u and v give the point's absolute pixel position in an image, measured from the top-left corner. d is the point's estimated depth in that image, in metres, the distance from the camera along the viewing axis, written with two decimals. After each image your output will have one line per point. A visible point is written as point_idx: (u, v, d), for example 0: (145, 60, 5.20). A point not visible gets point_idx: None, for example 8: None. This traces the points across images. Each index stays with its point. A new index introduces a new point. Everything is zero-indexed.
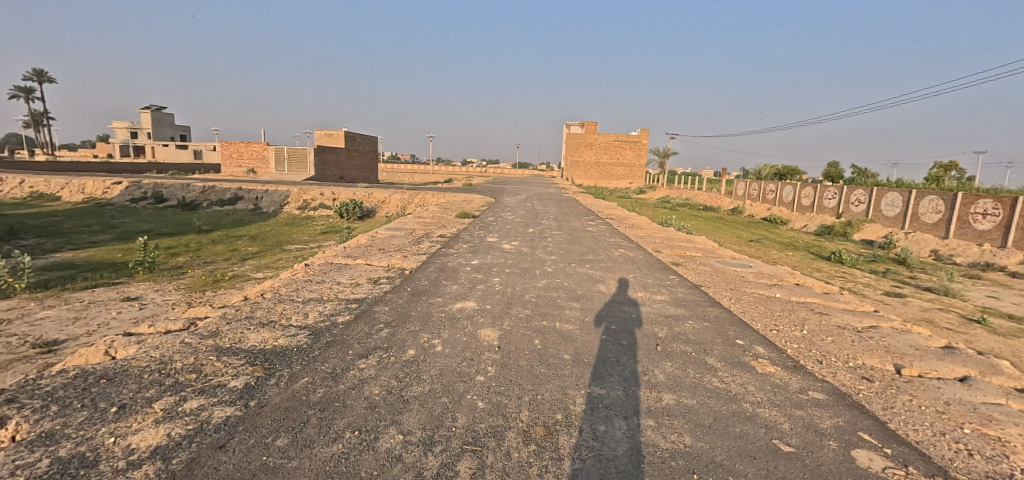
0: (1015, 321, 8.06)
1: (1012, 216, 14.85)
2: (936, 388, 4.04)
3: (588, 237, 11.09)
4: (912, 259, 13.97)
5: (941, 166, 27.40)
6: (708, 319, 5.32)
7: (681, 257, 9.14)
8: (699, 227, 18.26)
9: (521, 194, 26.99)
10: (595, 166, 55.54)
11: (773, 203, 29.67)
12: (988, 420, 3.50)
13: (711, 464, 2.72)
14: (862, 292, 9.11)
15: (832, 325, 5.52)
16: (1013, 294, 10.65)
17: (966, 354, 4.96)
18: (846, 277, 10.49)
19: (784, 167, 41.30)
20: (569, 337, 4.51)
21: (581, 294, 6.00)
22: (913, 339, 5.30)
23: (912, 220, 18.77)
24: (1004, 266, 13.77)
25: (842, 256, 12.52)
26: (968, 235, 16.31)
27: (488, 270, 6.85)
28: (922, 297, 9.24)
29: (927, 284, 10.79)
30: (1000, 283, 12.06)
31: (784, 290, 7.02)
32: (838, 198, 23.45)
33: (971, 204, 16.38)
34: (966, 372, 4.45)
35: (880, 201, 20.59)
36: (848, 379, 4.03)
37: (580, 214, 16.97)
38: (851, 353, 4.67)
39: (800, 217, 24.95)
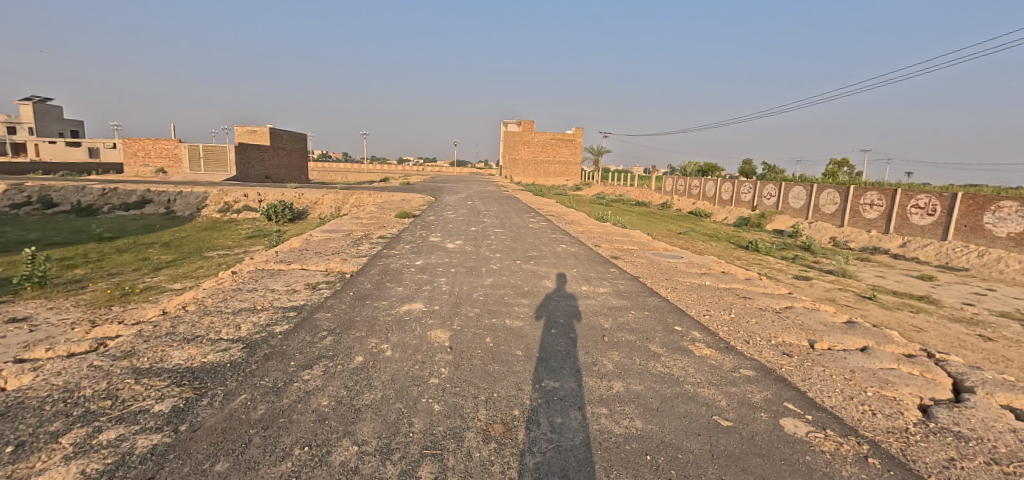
0: (900, 298, 9.34)
1: (893, 206, 17.28)
2: (843, 358, 4.56)
3: (531, 233, 11.26)
4: (815, 245, 15.60)
5: (836, 163, 30.97)
6: (648, 308, 5.61)
7: (619, 251, 9.55)
8: (631, 221, 19.17)
9: (461, 192, 26.73)
10: (533, 164, 56.35)
11: (696, 198, 31.83)
12: (885, 383, 4.01)
13: (662, 443, 2.85)
14: (778, 277, 10.07)
15: (755, 307, 6.04)
16: (895, 274, 12.29)
17: (864, 327, 5.66)
18: (763, 264, 11.54)
19: (706, 164, 44.61)
20: (519, 333, 4.54)
21: (527, 290, 6.07)
22: (822, 316, 5.95)
23: (813, 212, 21.05)
24: (891, 250, 16.09)
25: (759, 245, 13.74)
26: (859, 223, 18.61)
27: (433, 271, 6.71)
28: (825, 279, 10.40)
29: (828, 267, 12.15)
30: (884, 264, 13.85)
31: (713, 278, 7.55)
32: (752, 192, 25.71)
33: (858, 196, 18.68)
34: (865, 343, 5.07)
35: (787, 195, 22.84)
36: (772, 356, 4.42)
37: (521, 211, 17.17)
38: (773, 332, 5.14)
39: (720, 211, 27.06)
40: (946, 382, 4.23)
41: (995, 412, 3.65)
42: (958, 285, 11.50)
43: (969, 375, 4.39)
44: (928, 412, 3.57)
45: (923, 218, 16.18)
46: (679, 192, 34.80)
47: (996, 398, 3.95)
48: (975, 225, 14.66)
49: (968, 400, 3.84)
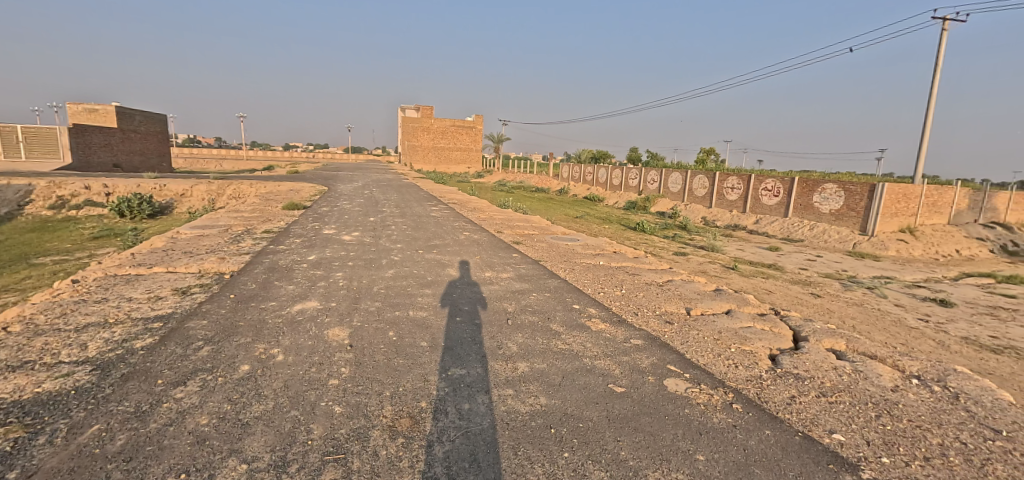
0: (756, 267, 10.87)
1: (749, 189, 19.94)
2: (713, 321, 5.20)
3: (433, 222, 11.07)
4: (690, 224, 17.47)
5: (705, 152, 34.87)
6: (548, 290, 5.84)
7: (521, 236, 9.80)
8: (531, 207, 19.75)
9: (357, 181, 25.28)
10: (433, 150, 55.13)
11: (590, 184, 33.77)
12: (745, 340, 4.67)
13: (565, 415, 3.01)
14: (661, 253, 11.13)
15: (642, 282, 6.62)
16: (751, 247, 14.26)
17: (728, 293, 6.50)
18: (649, 243, 12.67)
19: (599, 151, 47.49)
20: (423, 324, 4.45)
21: (430, 279, 5.97)
22: (696, 286, 6.72)
23: (688, 194, 23.54)
24: (748, 227, 18.62)
25: (644, 226, 15.04)
26: (723, 203, 21.23)
27: (328, 265, 6.29)
28: (699, 254, 11.73)
29: (701, 243, 13.71)
30: (743, 239, 16.00)
31: (606, 258, 8.09)
32: (638, 178, 27.95)
33: (723, 181, 21.25)
34: (730, 307, 5.84)
35: (667, 180, 25.22)
36: (657, 325, 4.87)
37: (422, 200, 16.77)
38: (656, 303, 5.69)
39: (611, 195, 29.03)
40: (787, 333, 5.05)
41: (823, 355, 4.44)
42: (797, 254, 13.71)
43: (805, 326, 5.29)
44: (776, 360, 4.23)
45: (771, 198, 18.96)
46: (575, 178, 36.63)
47: (824, 343, 4.81)
48: (808, 204, 17.54)
49: (804, 347, 4.62)
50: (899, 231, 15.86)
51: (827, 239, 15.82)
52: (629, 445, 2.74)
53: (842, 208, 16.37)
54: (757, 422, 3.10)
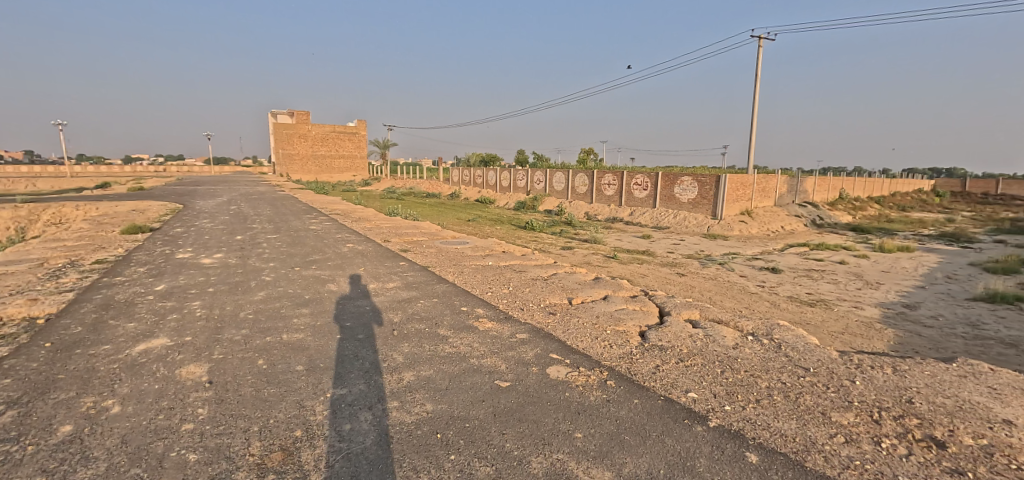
0: (632, 254, 11.96)
1: (622, 184, 21.85)
2: (592, 307, 5.61)
3: (313, 236, 10.32)
4: (574, 220, 18.62)
5: (584, 151, 37.41)
6: (436, 295, 5.80)
7: (409, 243, 9.58)
8: (423, 213, 19.45)
9: (222, 196, 22.59)
10: (312, 159, 51.34)
11: (480, 187, 34.20)
12: (620, 321, 5.12)
13: (452, 419, 3.01)
14: (549, 249, 11.69)
15: (528, 278, 6.89)
16: (628, 236, 15.65)
17: (605, 280, 7.06)
18: (538, 240, 13.25)
19: (487, 155, 48.39)
20: (299, 346, 4.13)
21: (308, 298, 5.56)
22: (577, 277, 7.18)
23: (571, 192, 25.06)
24: (624, 218, 20.39)
25: (533, 225, 15.70)
26: (601, 198, 23.00)
27: (182, 295, 5.52)
28: (584, 247, 12.56)
29: (585, 237, 14.70)
30: (620, 230, 17.48)
31: (496, 258, 8.28)
32: (525, 179, 29.04)
33: (600, 178, 22.97)
34: (606, 292, 6.35)
35: (551, 179, 26.58)
36: (541, 317, 5.10)
37: (300, 213, 15.54)
38: (542, 296, 5.96)
39: (502, 197, 29.75)
40: (654, 310, 5.65)
41: (682, 325, 5.05)
42: (665, 240, 15.34)
43: (668, 302, 5.96)
44: (644, 335, 4.71)
45: (641, 192, 21.01)
46: (466, 182, 36.86)
47: (683, 315, 5.47)
48: (670, 195, 19.77)
49: (667, 321, 5.21)
50: (740, 214, 18.63)
51: (688, 225, 17.97)
52: (514, 436, 2.84)
53: (697, 197, 18.74)
54: (627, 394, 3.42)
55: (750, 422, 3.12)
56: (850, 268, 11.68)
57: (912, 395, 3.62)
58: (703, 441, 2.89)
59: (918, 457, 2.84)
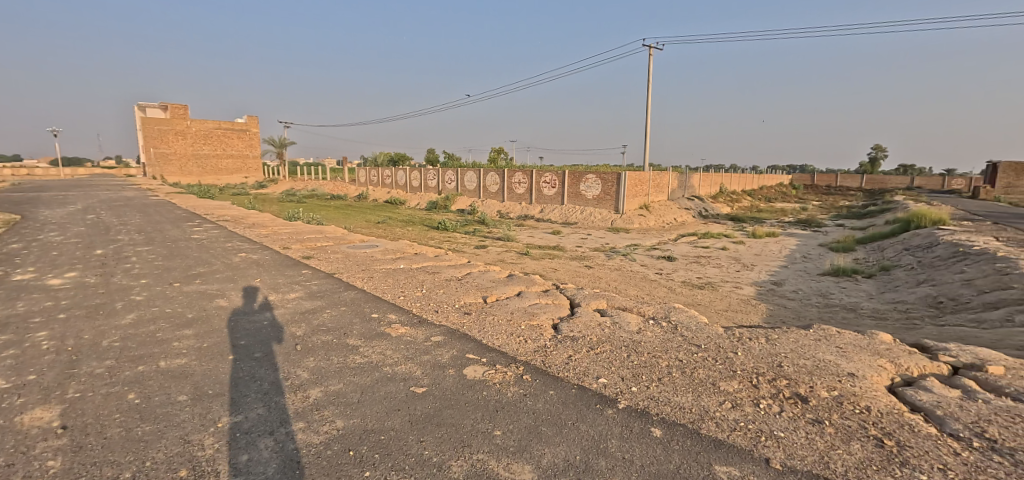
0: (543, 250, 12.32)
1: (531, 182, 22.41)
2: (506, 304, 5.67)
3: (197, 246, 9.21)
4: (487, 218, 18.74)
5: (494, 150, 37.81)
6: (344, 303, 5.47)
7: (312, 249, 8.95)
8: (327, 216, 18.31)
9: (78, 203, 19.28)
10: (194, 159, 45.92)
11: (390, 187, 33.04)
12: (533, 315, 5.23)
13: (366, 433, 2.85)
14: (462, 249, 11.63)
15: (442, 279, 6.78)
16: (539, 233, 16.10)
17: (518, 276, 7.18)
18: (451, 240, 13.13)
19: (396, 155, 46.91)
20: (182, 373, 3.65)
21: (193, 317, 4.94)
22: (491, 275, 7.22)
23: (482, 191, 25.13)
24: (534, 215, 20.93)
25: (446, 225, 15.54)
26: (512, 196, 23.38)
27: (23, 325, 4.60)
28: (497, 245, 12.70)
29: (498, 235, 14.87)
30: (532, 226, 17.93)
31: (407, 260, 8.04)
32: (436, 179, 28.59)
33: (510, 177, 23.33)
34: (520, 288, 6.46)
35: (462, 178, 26.48)
36: (456, 318, 5.04)
37: (180, 220, 13.79)
38: (456, 296, 5.90)
39: (412, 197, 29.02)
40: (565, 302, 5.86)
41: (592, 315, 5.31)
42: (573, 235, 16.01)
43: (578, 294, 6.22)
44: (557, 328, 4.87)
45: (549, 189, 21.72)
46: (374, 182, 35.41)
47: (592, 305, 5.74)
48: (576, 192, 20.69)
49: (577, 312, 5.44)
50: (639, 208, 20.06)
51: (594, 220, 18.96)
52: (432, 442, 2.77)
53: (601, 193, 19.84)
54: (543, 386, 3.50)
55: (653, 399, 3.36)
56: (731, 253, 13.13)
57: (781, 359, 4.15)
58: (614, 423, 3.05)
59: (788, 412, 3.26)
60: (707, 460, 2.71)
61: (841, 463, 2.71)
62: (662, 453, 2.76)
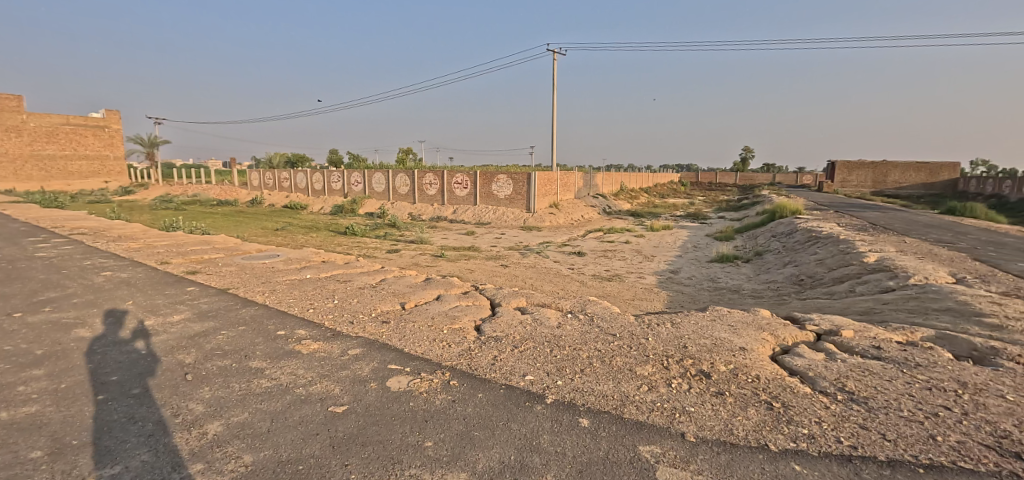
0: (458, 251, 12.18)
1: (442, 183, 22.08)
2: (426, 309, 5.48)
3: (44, 266, 7.68)
4: (398, 221, 18.11)
5: (402, 151, 36.69)
6: (242, 322, 4.89)
7: (198, 263, 7.92)
8: (214, 225, 16.40)
9: None
10: (34, 161, 38.57)
11: (287, 191, 30.55)
12: (455, 319, 5.11)
13: (280, 465, 2.55)
14: (374, 254, 11.10)
15: (354, 287, 6.37)
16: (453, 234, 15.91)
17: (436, 280, 6.98)
18: (361, 245, 12.46)
19: (292, 156, 43.56)
20: (33, 424, 2.98)
21: (43, 353, 4.08)
22: (407, 279, 6.94)
23: (391, 193, 24.24)
24: (447, 217, 20.64)
25: (354, 229, 14.73)
26: (423, 198, 22.86)
27: None
28: (411, 248, 12.31)
29: (411, 238, 14.44)
30: (445, 228, 17.67)
31: (313, 269, 7.45)
32: (340, 181, 27.00)
33: (420, 177, 22.75)
34: (439, 292, 6.28)
35: (369, 180, 25.31)
36: (374, 328, 4.74)
37: (18, 235, 11.42)
38: (371, 305, 5.56)
39: (314, 201, 27.13)
40: (486, 303, 5.82)
41: (513, 314, 5.32)
42: (487, 235, 16.04)
43: (497, 294, 6.20)
44: (480, 329, 4.80)
45: (461, 190, 21.58)
46: (268, 186, 32.52)
47: (513, 304, 5.76)
48: (488, 192, 20.83)
49: (499, 312, 5.41)
50: (548, 207, 20.73)
51: (506, 220, 19.19)
52: (358, 464, 2.56)
53: (512, 193, 20.21)
54: (471, 390, 3.42)
55: (578, 391, 3.43)
56: (634, 246, 14.05)
57: (687, 341, 4.49)
58: (544, 418, 3.06)
59: (697, 388, 3.53)
60: (632, 442, 2.82)
61: (743, 428, 2.98)
62: (591, 442, 2.82)
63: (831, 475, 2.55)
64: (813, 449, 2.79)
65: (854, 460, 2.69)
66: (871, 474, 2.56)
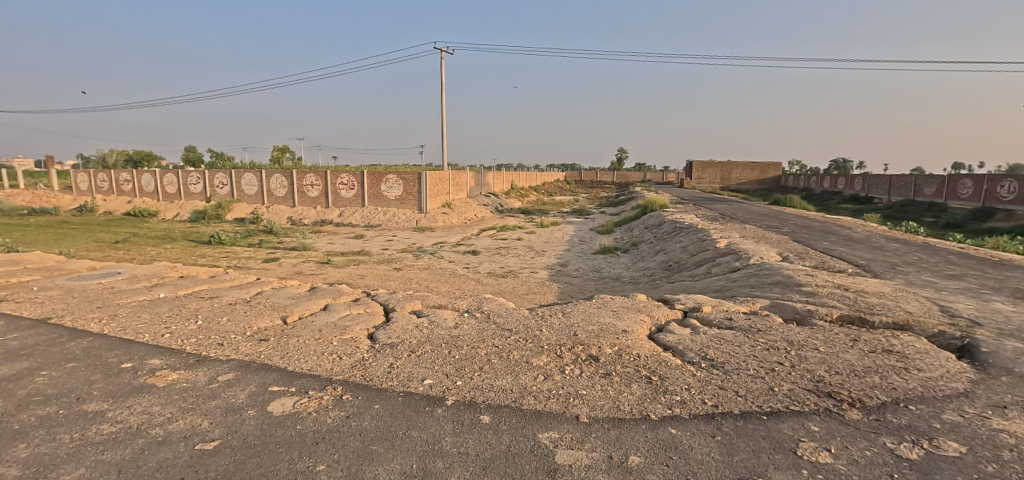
0: (347, 256, 11.48)
1: (325, 184, 20.60)
2: (312, 321, 5.05)
3: None
4: (275, 227, 16.51)
5: (275, 149, 33.50)
6: (72, 357, 4.03)
7: (3, 288, 6.35)
8: (27, 240, 13.33)
9: None
10: None
11: (130, 195, 26.02)
12: (345, 328, 4.79)
13: None
14: (247, 264, 9.96)
15: (224, 304, 5.64)
16: (340, 238, 14.95)
17: (322, 289, 6.48)
18: (231, 256, 11.10)
19: (136, 154, 37.23)
20: None
21: None
22: (288, 290, 6.34)
23: (264, 196, 21.96)
24: (332, 220, 19.32)
25: (221, 238, 13.07)
26: (303, 201, 21.10)
27: None
28: (291, 256, 11.27)
29: (291, 245, 13.24)
30: (330, 232, 16.53)
31: (170, 286, 6.44)
32: (200, 183, 23.73)
33: (299, 178, 20.98)
34: (325, 302, 5.84)
35: (237, 182, 22.63)
36: (249, 347, 4.24)
37: None
38: (245, 322, 4.97)
39: (166, 206, 23.48)
40: (378, 309, 5.54)
41: (408, 318, 5.15)
42: (378, 238, 15.33)
43: (391, 298, 5.95)
44: (373, 337, 4.56)
45: (347, 191, 20.37)
46: (104, 190, 27.38)
47: (407, 308, 5.58)
48: (377, 193, 20.01)
49: (393, 317, 5.20)
50: (441, 207, 20.58)
51: (398, 222, 18.57)
52: None
53: (403, 193, 19.70)
54: (366, 403, 3.22)
55: (478, 389, 3.43)
56: (526, 243, 14.52)
57: (576, 329, 4.75)
58: (445, 421, 3.00)
59: (587, 372, 3.75)
60: (532, 431, 2.89)
61: (628, 403, 3.23)
62: (493, 437, 2.83)
63: (701, 433, 2.88)
64: (684, 412, 3.13)
65: (717, 417, 3.07)
66: (730, 427, 2.95)
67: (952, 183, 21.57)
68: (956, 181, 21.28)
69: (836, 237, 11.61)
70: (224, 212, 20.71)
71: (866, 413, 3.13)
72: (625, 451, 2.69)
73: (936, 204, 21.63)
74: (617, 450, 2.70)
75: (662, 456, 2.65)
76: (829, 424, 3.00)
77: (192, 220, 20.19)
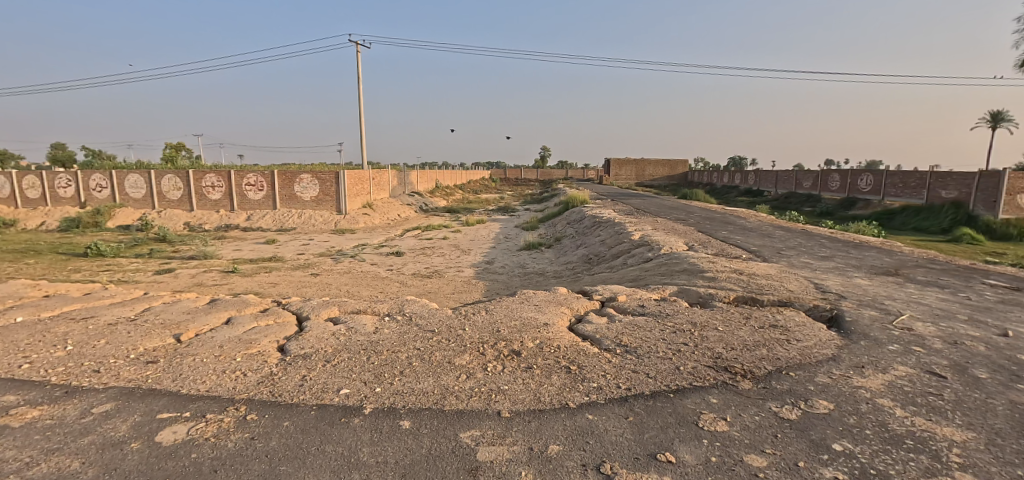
0: (256, 264, 10.63)
1: (227, 185, 18.91)
2: (211, 337, 4.61)
3: None
4: (169, 234, 14.86)
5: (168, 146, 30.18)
6: None
7: None
8: None
9: None
10: None
11: None
12: (250, 342, 4.43)
13: None
14: (136, 278, 8.86)
15: (103, 324, 4.95)
16: (248, 244, 13.79)
17: (224, 300, 5.93)
18: (114, 269, 9.79)
19: None
20: None
21: None
22: (184, 305, 5.74)
23: (154, 199, 19.61)
24: (238, 224, 17.79)
25: (101, 248, 11.49)
26: (202, 204, 19.15)
27: None
28: (189, 265, 10.20)
29: (189, 253, 11.97)
30: (237, 238, 15.21)
31: (32, 308, 5.54)
32: (72, 185, 20.68)
33: (197, 179, 19.03)
34: (228, 314, 5.35)
35: (119, 183, 19.99)
36: (134, 372, 3.78)
37: None
38: (129, 343, 4.41)
39: (27, 214, 20.13)
40: (290, 319, 5.19)
41: (323, 326, 4.89)
42: (292, 242, 14.38)
43: (304, 307, 5.60)
44: (283, 350, 4.26)
45: (254, 193, 18.84)
46: None
47: (322, 316, 5.28)
48: (290, 194, 18.76)
49: (306, 326, 4.90)
50: (361, 207, 19.76)
51: (314, 224, 17.55)
52: None
53: (319, 194, 18.68)
54: (274, 421, 3.01)
55: (398, 394, 3.35)
56: (451, 241, 14.42)
57: (498, 326, 4.79)
58: (362, 431, 2.89)
59: (507, 368, 3.79)
60: (453, 432, 2.87)
61: (547, 394, 3.33)
62: (414, 441, 2.78)
63: (615, 416, 3.05)
64: (600, 397, 3.28)
65: (629, 399, 3.26)
66: (642, 407, 3.15)
67: (823, 179, 24.73)
68: (826, 176, 24.43)
69: (733, 226, 12.84)
70: (104, 219, 18.21)
71: (755, 382, 3.49)
72: (545, 441, 2.77)
73: (812, 197, 24.69)
74: (537, 441, 2.77)
75: (579, 442, 2.77)
76: (725, 395, 3.31)
77: (62, 229, 17.51)
